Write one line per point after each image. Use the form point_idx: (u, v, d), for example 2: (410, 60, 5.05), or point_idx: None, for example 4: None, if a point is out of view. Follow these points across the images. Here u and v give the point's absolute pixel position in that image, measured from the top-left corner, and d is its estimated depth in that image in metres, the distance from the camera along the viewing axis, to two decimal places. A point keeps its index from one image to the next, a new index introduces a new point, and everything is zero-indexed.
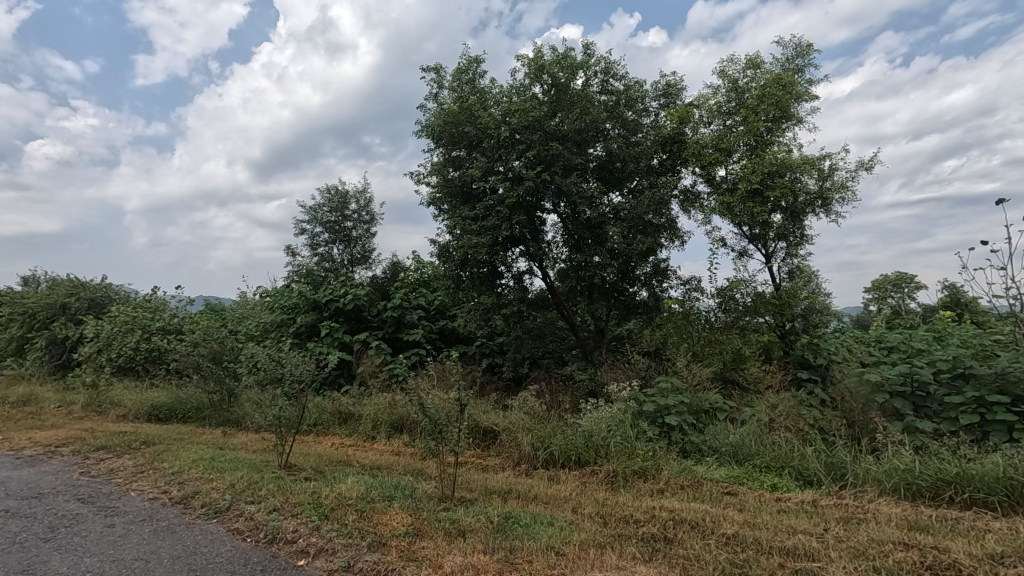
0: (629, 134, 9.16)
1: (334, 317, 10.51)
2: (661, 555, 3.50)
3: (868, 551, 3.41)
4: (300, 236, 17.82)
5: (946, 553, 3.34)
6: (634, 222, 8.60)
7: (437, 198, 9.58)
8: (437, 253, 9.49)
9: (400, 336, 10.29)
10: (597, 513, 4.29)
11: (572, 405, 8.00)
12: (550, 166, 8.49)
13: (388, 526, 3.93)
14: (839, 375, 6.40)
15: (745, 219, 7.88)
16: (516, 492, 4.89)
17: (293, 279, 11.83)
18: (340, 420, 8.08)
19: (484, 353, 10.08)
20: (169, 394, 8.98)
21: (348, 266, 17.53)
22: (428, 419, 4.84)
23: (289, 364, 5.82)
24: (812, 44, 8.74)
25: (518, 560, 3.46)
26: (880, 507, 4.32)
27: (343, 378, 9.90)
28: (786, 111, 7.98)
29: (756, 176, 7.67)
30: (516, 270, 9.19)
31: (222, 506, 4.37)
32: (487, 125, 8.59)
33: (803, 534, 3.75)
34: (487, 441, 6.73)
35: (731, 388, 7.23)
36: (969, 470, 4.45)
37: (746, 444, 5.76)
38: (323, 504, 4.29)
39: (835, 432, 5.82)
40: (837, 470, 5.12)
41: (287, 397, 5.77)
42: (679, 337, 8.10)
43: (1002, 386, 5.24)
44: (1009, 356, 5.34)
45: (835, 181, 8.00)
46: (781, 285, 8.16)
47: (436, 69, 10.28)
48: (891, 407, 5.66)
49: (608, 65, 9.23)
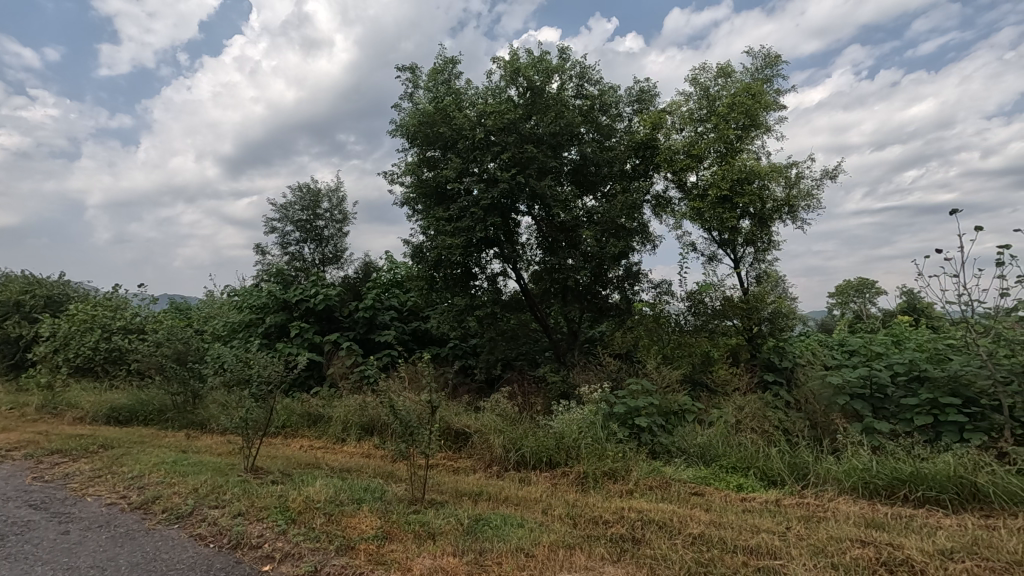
0: (604, 139, 9.25)
1: (304, 318, 10.36)
2: (629, 555, 3.54)
3: (827, 549, 3.52)
4: (270, 234, 17.45)
5: (900, 549, 3.48)
6: (607, 225, 8.69)
7: (412, 198, 9.54)
8: (410, 254, 9.44)
9: (372, 337, 10.19)
10: (567, 513, 4.33)
11: (545, 407, 8.07)
12: (525, 169, 8.54)
13: (357, 529, 3.89)
14: (803, 377, 6.59)
15: (715, 225, 8.05)
16: (486, 494, 4.89)
17: (262, 278, 11.61)
18: (309, 422, 7.98)
19: (458, 354, 10.11)
20: (130, 396, 8.71)
21: (319, 265, 17.30)
22: (399, 421, 4.83)
23: (257, 365, 5.68)
24: (780, 55, 8.97)
25: (487, 563, 3.45)
26: (840, 506, 4.46)
27: (313, 379, 9.81)
28: (755, 119, 8.16)
29: (726, 183, 7.88)
30: (490, 271, 9.22)
31: (184, 511, 4.26)
32: (462, 126, 8.58)
33: (765, 533, 3.85)
34: (459, 442, 6.72)
35: (699, 391, 7.43)
36: (923, 469, 4.63)
37: (713, 445, 5.87)
38: (290, 507, 4.22)
39: (798, 433, 5.99)
40: (799, 470, 5.27)
41: (255, 398, 5.65)
42: (650, 339, 8.13)
43: (954, 389, 5.48)
44: (962, 359, 5.57)
45: (801, 189, 8.20)
46: (749, 290, 8.33)
47: (412, 69, 10.24)
48: (852, 409, 5.86)
49: (584, 69, 9.32)
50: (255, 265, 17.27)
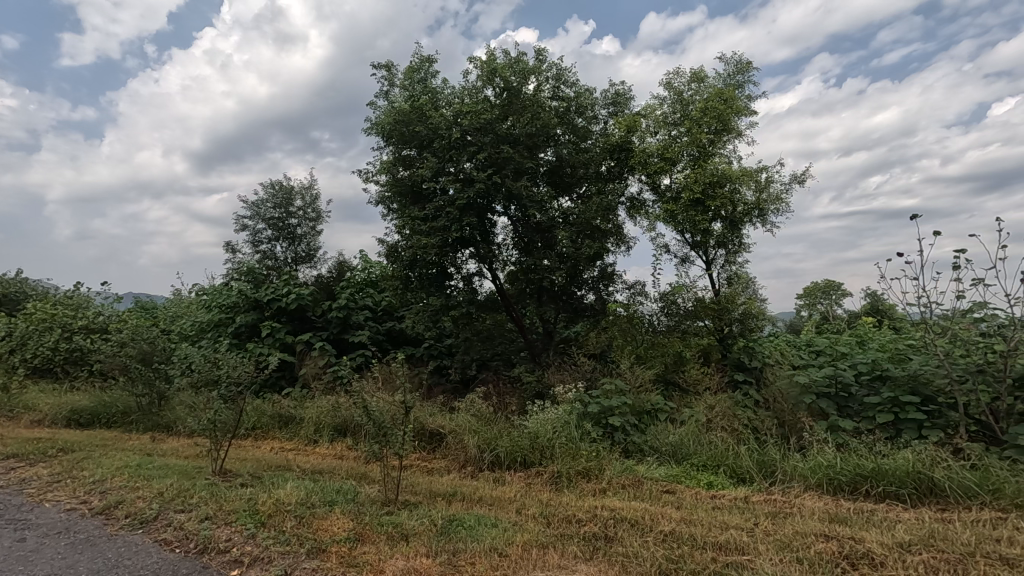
0: (580, 141, 9.33)
1: (275, 317, 10.18)
2: (601, 554, 3.57)
3: (793, 544, 3.61)
4: (240, 232, 17.09)
5: (861, 543, 3.59)
6: (582, 226, 8.78)
7: (387, 197, 9.46)
8: (385, 253, 9.38)
9: (346, 337, 10.07)
10: (540, 513, 4.35)
11: (519, 407, 8.10)
12: (501, 169, 8.55)
13: (328, 532, 3.84)
14: (772, 376, 6.75)
15: (688, 227, 8.20)
16: (460, 494, 4.88)
17: (232, 277, 11.39)
18: (280, 423, 7.85)
19: (433, 354, 10.07)
20: (92, 398, 8.43)
21: (292, 264, 17.03)
22: (372, 422, 4.79)
23: (227, 365, 5.56)
24: (752, 62, 9.17)
25: (460, 563, 3.45)
26: (805, 502, 4.58)
27: (285, 380, 9.66)
28: (727, 124, 8.32)
29: (698, 187, 8.02)
30: (465, 271, 9.19)
31: (149, 516, 4.14)
32: (438, 125, 8.54)
33: (734, 529, 3.94)
34: (433, 443, 6.69)
35: (672, 390, 7.55)
36: (884, 465, 4.79)
37: (685, 444, 5.97)
38: (259, 511, 4.15)
39: (766, 431, 6.14)
40: (767, 468, 5.39)
41: (223, 399, 5.52)
42: (624, 339, 8.21)
43: (913, 387, 5.69)
44: (921, 358, 5.78)
45: (771, 193, 8.38)
46: (720, 291, 8.48)
47: (388, 67, 10.15)
48: (818, 407, 6.03)
49: (560, 71, 9.39)
50: (225, 263, 16.91)
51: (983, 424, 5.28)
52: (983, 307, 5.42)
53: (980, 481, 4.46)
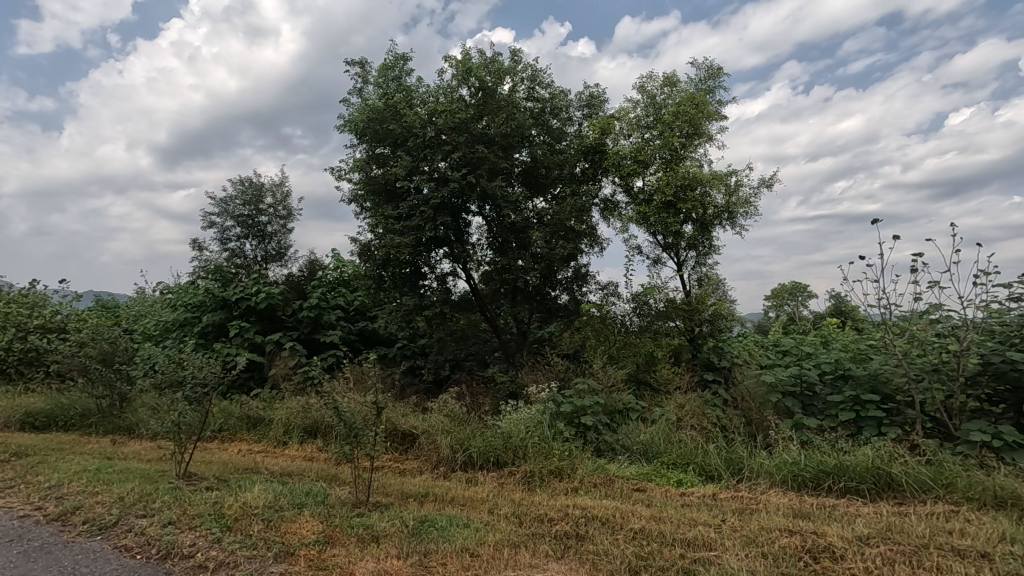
0: (554, 142, 9.39)
1: (244, 317, 9.97)
2: (572, 552, 3.60)
3: (758, 539, 3.71)
4: (207, 229, 16.66)
5: (823, 537, 3.71)
6: (557, 227, 8.83)
7: (361, 195, 9.35)
8: (357, 252, 9.29)
9: (317, 337, 9.92)
10: (512, 513, 4.36)
11: (493, 407, 8.10)
12: (476, 169, 8.55)
13: (297, 535, 3.78)
14: (740, 375, 6.92)
15: (660, 229, 8.33)
16: (432, 495, 4.86)
17: (199, 276, 11.09)
18: (248, 425, 7.69)
19: (406, 354, 10.00)
20: (48, 400, 8.11)
21: (262, 262, 16.70)
22: (343, 423, 4.73)
23: (192, 366, 5.42)
24: (722, 68, 9.36)
25: (431, 564, 3.43)
26: (771, 498, 4.70)
27: (253, 380, 9.46)
28: (698, 128, 8.47)
29: (670, 189, 8.15)
30: (439, 271, 9.16)
31: (108, 521, 4.00)
32: (412, 124, 8.48)
33: (702, 526, 4.01)
34: (405, 443, 6.65)
35: (643, 390, 7.66)
36: (845, 461, 4.94)
37: (655, 442, 6.06)
38: (225, 514, 4.05)
39: (734, 430, 6.28)
40: (734, 465, 5.51)
41: (188, 401, 5.38)
42: (596, 340, 8.26)
43: (873, 386, 5.89)
44: (881, 358, 5.99)
45: (740, 196, 8.56)
46: (691, 292, 8.62)
47: (362, 63, 10.04)
48: (783, 406, 6.19)
49: (535, 72, 9.42)
50: (191, 261, 16.45)
51: (938, 421, 5.50)
52: (938, 308, 5.64)
53: (934, 476, 4.64)
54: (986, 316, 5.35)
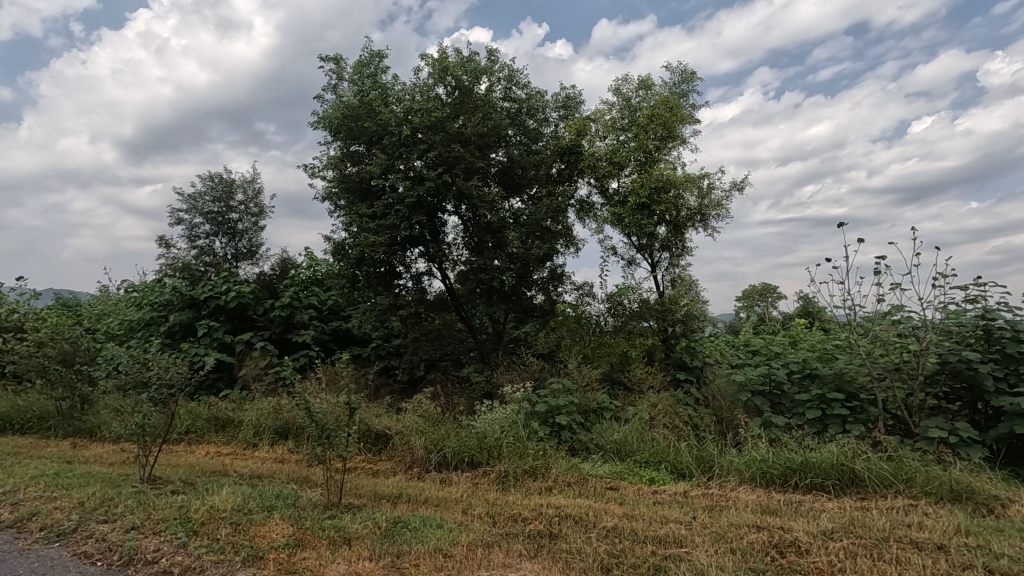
0: (531, 142, 9.41)
1: (213, 316, 9.74)
2: (545, 551, 3.62)
3: (727, 535, 3.78)
4: (175, 226, 16.21)
5: (789, 532, 3.80)
6: (533, 227, 8.85)
7: (334, 193, 9.22)
8: (331, 251, 9.20)
9: (289, 337, 9.75)
10: (486, 513, 4.36)
11: (467, 407, 8.09)
12: (452, 168, 8.52)
13: (266, 538, 3.71)
14: (712, 375, 7.06)
15: (634, 230, 8.42)
16: (406, 496, 4.83)
17: (166, 274, 10.80)
18: (217, 427, 7.52)
19: (380, 354, 9.90)
20: (3, 402, 7.79)
21: (232, 261, 16.34)
22: (315, 424, 4.65)
23: (157, 366, 5.27)
24: (695, 72, 9.51)
25: (404, 565, 3.41)
26: (740, 495, 4.80)
27: (222, 381, 9.26)
28: (672, 131, 8.58)
29: (644, 191, 8.25)
30: (414, 271, 9.10)
31: (67, 528, 3.87)
32: (388, 122, 8.40)
33: (673, 523, 4.07)
34: (379, 444, 6.59)
35: (617, 389, 7.73)
36: (811, 458, 5.07)
37: (629, 441, 6.12)
38: (192, 518, 3.96)
39: (705, 428, 6.40)
40: (705, 463, 5.60)
41: (153, 402, 5.23)
42: (571, 340, 8.30)
43: (839, 385, 6.06)
44: (846, 358, 6.16)
45: (712, 199, 8.71)
46: (664, 293, 8.73)
47: (336, 60, 9.90)
48: (753, 405, 6.33)
49: (512, 72, 9.43)
50: (157, 258, 15.99)
51: (899, 419, 5.70)
52: (900, 309, 5.83)
53: (895, 471, 4.80)
54: (944, 317, 5.55)
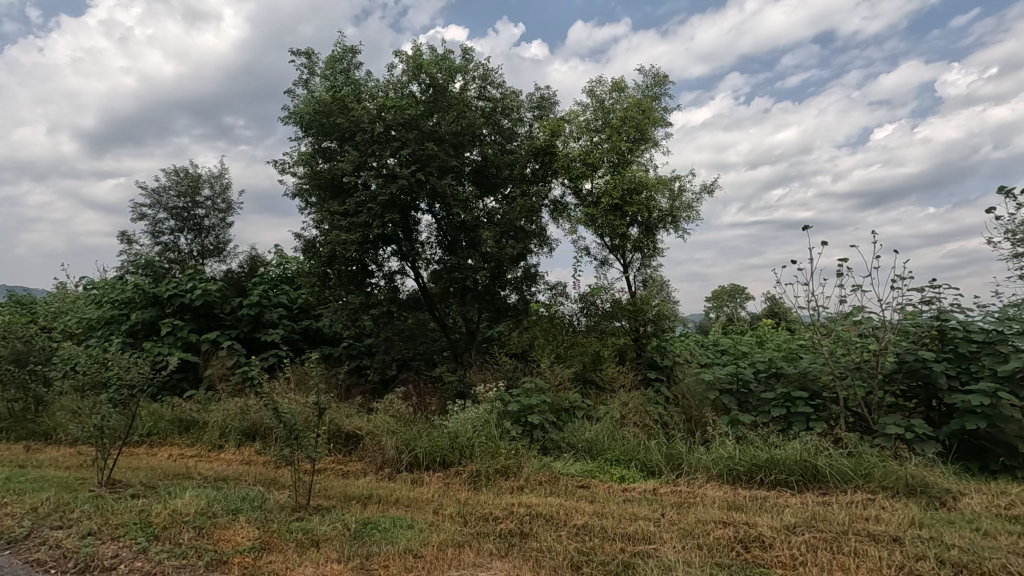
0: (505, 142, 9.42)
1: (178, 315, 9.47)
2: (516, 550, 3.63)
3: (694, 531, 3.86)
4: (137, 221, 15.69)
5: (754, 527, 3.90)
6: (506, 227, 8.86)
7: (305, 190, 9.07)
8: (301, 248, 9.07)
9: (257, 336, 9.54)
10: (457, 513, 4.35)
11: (440, 407, 8.05)
12: (425, 166, 8.46)
13: (231, 542, 3.63)
14: (682, 374, 7.19)
15: (607, 231, 8.51)
16: (376, 497, 4.78)
17: (127, 271, 10.45)
18: (180, 429, 7.31)
19: (351, 353, 9.77)
20: None
21: (198, 257, 15.90)
22: (283, 425, 4.56)
23: (118, 366, 5.10)
24: (668, 76, 9.65)
25: (373, 567, 3.37)
26: (707, 491, 4.90)
27: (187, 382, 9.00)
28: (644, 134, 8.69)
29: (617, 193, 8.34)
30: (387, 269, 9.02)
31: (18, 535, 3.70)
32: (361, 119, 8.30)
33: (642, 520, 4.13)
34: (349, 445, 6.51)
35: (589, 388, 7.80)
36: (776, 455, 5.20)
37: (600, 440, 6.18)
38: (153, 523, 3.84)
39: (675, 426, 6.51)
40: (674, 460, 5.69)
41: (112, 403, 5.05)
42: (545, 339, 8.32)
43: (803, 383, 6.22)
44: (810, 357, 6.34)
45: (683, 201, 8.84)
46: (636, 293, 8.83)
47: (308, 54, 9.74)
48: (721, 403, 6.46)
49: (486, 72, 9.42)
50: (118, 254, 15.44)
51: (859, 416, 5.89)
52: (861, 310, 6.02)
53: (854, 467, 4.96)
54: (902, 318, 5.76)
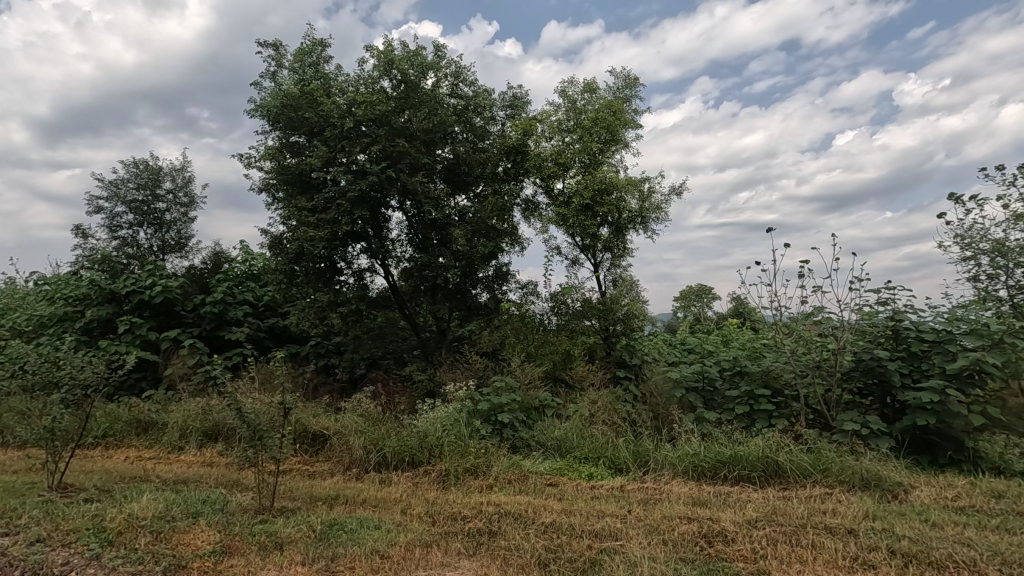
0: (477, 140, 9.40)
1: (136, 312, 9.14)
2: (484, 548, 3.63)
3: (660, 527, 3.92)
4: (93, 214, 15.09)
5: (717, 522, 3.99)
6: (477, 225, 8.85)
7: (272, 184, 8.87)
8: (268, 244, 8.88)
9: (221, 335, 9.28)
10: (426, 512, 4.32)
11: (409, 406, 7.98)
12: (396, 163, 8.39)
13: (191, 546, 3.52)
14: (650, 373, 7.31)
15: (578, 230, 8.56)
16: (343, 497, 4.71)
17: (82, 266, 10.04)
18: (138, 430, 7.06)
19: (319, 352, 9.60)
20: None
21: (157, 253, 15.36)
22: (246, 426, 4.46)
23: (70, 365, 4.88)
24: (638, 78, 9.77)
25: (338, 568, 3.33)
26: (673, 488, 4.99)
27: (145, 381, 8.70)
28: (615, 135, 8.78)
29: (588, 193, 8.41)
30: (356, 267, 8.90)
31: None
32: (330, 113, 8.16)
33: (609, 517, 4.19)
34: (316, 445, 6.40)
35: (559, 387, 7.85)
36: (739, 451, 5.33)
37: (569, 437, 6.24)
38: (106, 528, 3.70)
39: (642, 424, 6.61)
40: (641, 457, 5.79)
41: (64, 404, 4.85)
42: (515, 338, 8.32)
43: (765, 381, 6.40)
44: (772, 356, 6.52)
45: (652, 202, 8.97)
46: (606, 292, 8.91)
47: (275, 45, 9.51)
48: (687, 401, 6.59)
49: (458, 69, 9.36)
50: (72, 249, 14.81)
51: (818, 413, 6.09)
52: (821, 311, 6.22)
53: (813, 462, 5.13)
54: (859, 318, 5.97)
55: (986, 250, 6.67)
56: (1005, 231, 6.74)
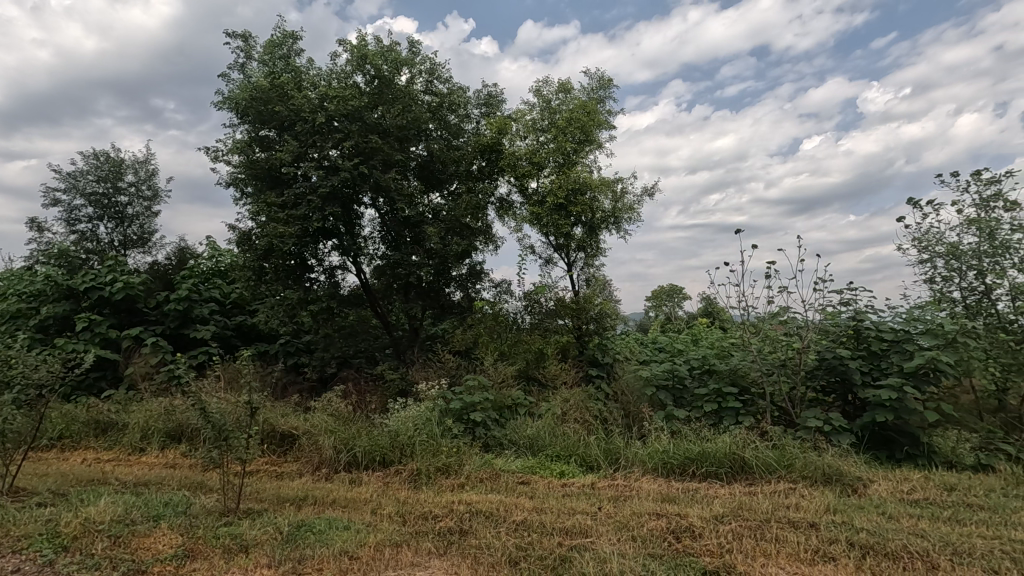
0: (452, 138, 9.40)
1: (95, 309, 8.81)
2: (454, 547, 3.62)
3: (629, 524, 3.97)
4: (50, 207, 14.48)
5: (684, 518, 4.06)
6: (451, 223, 8.82)
7: (241, 179, 8.67)
8: (235, 240, 8.68)
9: (185, 333, 9.02)
10: (396, 512, 4.28)
11: (380, 405, 7.90)
12: (369, 159, 8.31)
13: (151, 550, 3.42)
14: (621, 371, 7.40)
15: (552, 230, 8.59)
16: (311, 498, 4.63)
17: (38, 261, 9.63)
18: (97, 431, 6.81)
19: (289, 351, 9.42)
20: None
21: (119, 248, 14.83)
22: (211, 426, 4.35)
23: (22, 365, 4.67)
24: (612, 80, 9.86)
25: (305, 570, 3.27)
26: (643, 485, 5.06)
27: (105, 381, 8.40)
28: (589, 135, 8.84)
29: (562, 192, 8.45)
30: (327, 264, 8.78)
31: None
32: (302, 107, 8.02)
33: (580, 514, 4.22)
34: (284, 445, 6.28)
35: (532, 385, 7.88)
36: (707, 448, 5.44)
37: (542, 436, 6.27)
38: (61, 533, 3.56)
39: (613, 421, 6.69)
40: (612, 455, 5.85)
41: (17, 405, 4.65)
42: (489, 337, 8.31)
43: (732, 379, 6.55)
44: (740, 355, 6.67)
45: (625, 203, 9.06)
46: (579, 291, 8.96)
47: (244, 37, 9.29)
48: (657, 399, 6.69)
49: (433, 66, 9.30)
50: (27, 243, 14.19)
51: (783, 410, 6.26)
52: (786, 311, 6.37)
53: (778, 458, 5.26)
54: (822, 318, 6.15)
55: (941, 253, 6.95)
56: (959, 235, 7.02)
